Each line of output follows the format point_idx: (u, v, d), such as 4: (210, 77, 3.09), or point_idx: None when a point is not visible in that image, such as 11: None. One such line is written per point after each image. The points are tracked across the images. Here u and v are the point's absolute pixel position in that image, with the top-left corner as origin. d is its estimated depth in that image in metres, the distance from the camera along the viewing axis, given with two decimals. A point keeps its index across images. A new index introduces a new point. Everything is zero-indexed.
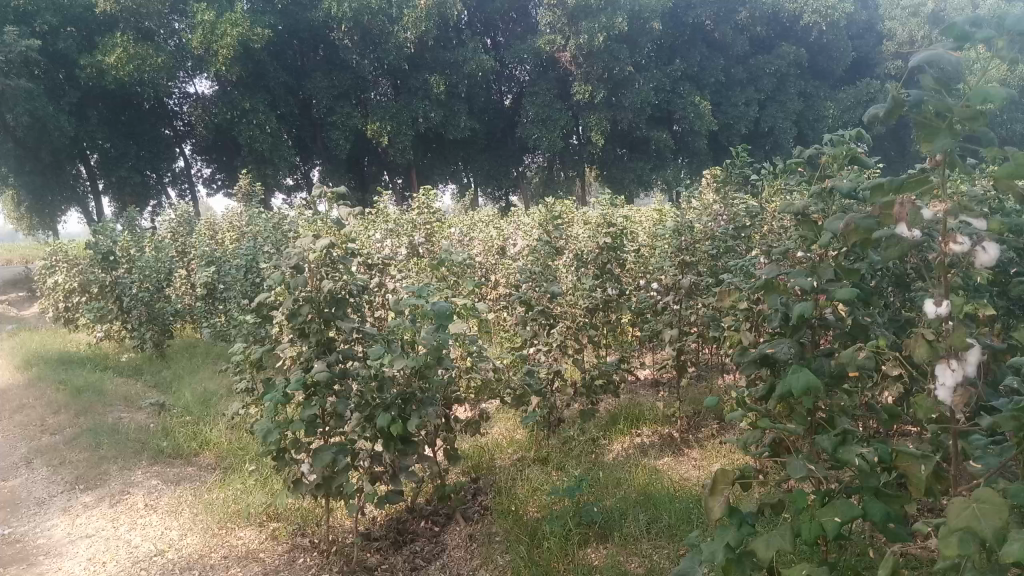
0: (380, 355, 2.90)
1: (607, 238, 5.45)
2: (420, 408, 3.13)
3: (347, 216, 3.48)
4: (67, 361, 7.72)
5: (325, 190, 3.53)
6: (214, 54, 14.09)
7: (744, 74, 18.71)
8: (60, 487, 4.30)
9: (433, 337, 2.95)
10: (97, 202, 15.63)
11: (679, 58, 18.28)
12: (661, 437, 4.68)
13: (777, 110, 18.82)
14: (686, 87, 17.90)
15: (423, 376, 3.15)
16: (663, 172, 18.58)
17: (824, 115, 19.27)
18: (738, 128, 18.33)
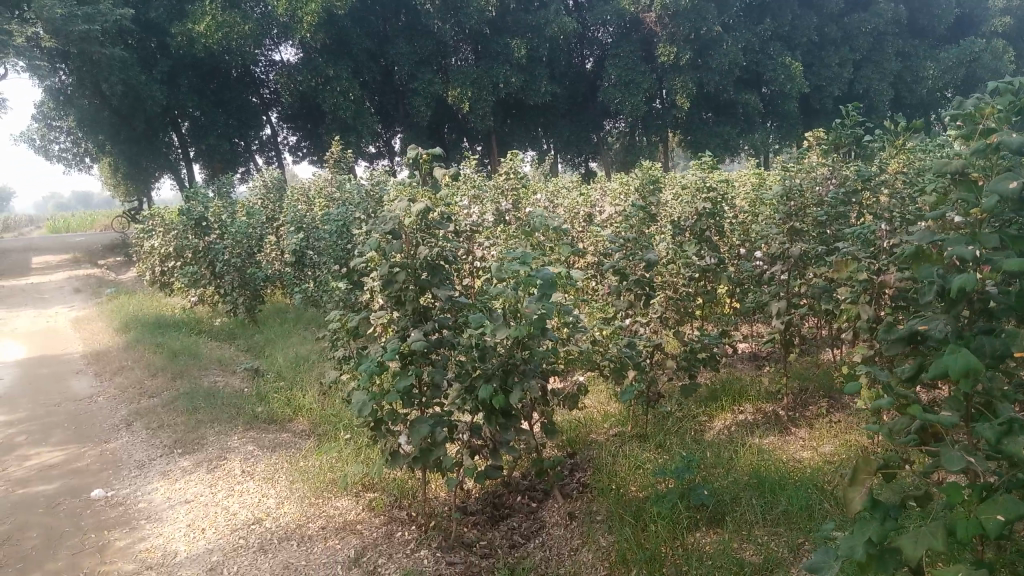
0: (479, 324, 2.75)
1: (706, 204, 5.17)
2: (523, 377, 2.93)
3: (442, 178, 3.34)
4: (164, 324, 7.89)
5: (420, 153, 3.40)
6: (298, 21, 14.20)
7: (838, 33, 17.81)
8: (159, 450, 4.35)
9: (536, 306, 2.77)
10: (188, 169, 16.00)
11: (769, 17, 17.47)
12: (764, 415, 4.46)
13: (872, 70, 17.92)
14: (777, 47, 17.18)
15: (526, 346, 2.95)
16: (750, 136, 17.98)
17: (924, 76, 18.30)
18: (831, 90, 17.61)
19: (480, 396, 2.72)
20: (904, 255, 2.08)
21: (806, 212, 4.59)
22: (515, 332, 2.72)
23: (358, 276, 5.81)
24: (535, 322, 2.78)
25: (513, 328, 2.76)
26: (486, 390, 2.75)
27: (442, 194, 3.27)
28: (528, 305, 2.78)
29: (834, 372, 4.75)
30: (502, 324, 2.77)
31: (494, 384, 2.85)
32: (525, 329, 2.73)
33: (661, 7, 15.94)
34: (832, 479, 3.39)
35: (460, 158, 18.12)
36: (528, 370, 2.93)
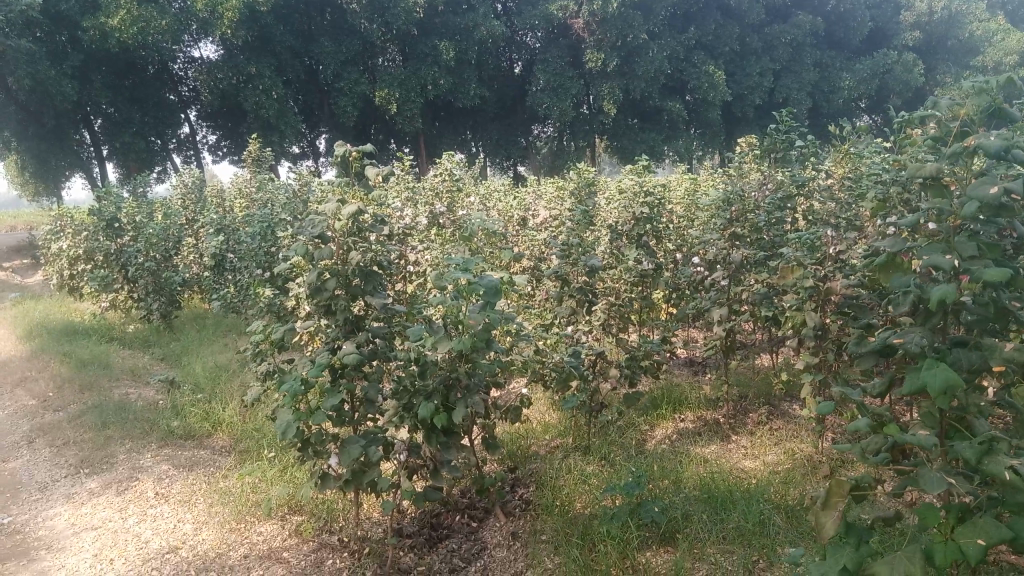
0: (417, 337, 2.53)
1: (644, 209, 5.05)
2: (468, 394, 2.63)
3: (376, 178, 3.10)
4: (72, 331, 7.41)
5: (351, 153, 3.16)
6: (219, 17, 13.71)
7: (759, 43, 18.14)
8: (63, 471, 4.00)
9: (479, 318, 2.55)
10: (101, 168, 15.26)
11: (694, 26, 17.68)
12: (706, 424, 4.36)
13: (792, 80, 18.28)
14: (700, 56, 17.39)
15: (471, 359, 2.65)
16: (674, 143, 18.15)
17: (840, 86, 18.68)
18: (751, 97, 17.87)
19: (418, 415, 2.48)
20: (875, 264, 1.98)
21: (747, 217, 4.44)
22: (457, 347, 2.49)
23: (283, 282, 5.52)
24: (479, 335, 2.56)
25: (456, 341, 2.53)
26: (426, 408, 2.51)
27: (374, 195, 3.04)
28: (470, 315, 2.56)
29: (773, 378, 4.67)
30: (443, 336, 2.54)
31: (435, 402, 2.57)
32: (469, 342, 2.51)
33: (588, 13, 16.01)
34: (782, 494, 3.30)
35: (387, 160, 17.79)
36: (473, 386, 2.64)
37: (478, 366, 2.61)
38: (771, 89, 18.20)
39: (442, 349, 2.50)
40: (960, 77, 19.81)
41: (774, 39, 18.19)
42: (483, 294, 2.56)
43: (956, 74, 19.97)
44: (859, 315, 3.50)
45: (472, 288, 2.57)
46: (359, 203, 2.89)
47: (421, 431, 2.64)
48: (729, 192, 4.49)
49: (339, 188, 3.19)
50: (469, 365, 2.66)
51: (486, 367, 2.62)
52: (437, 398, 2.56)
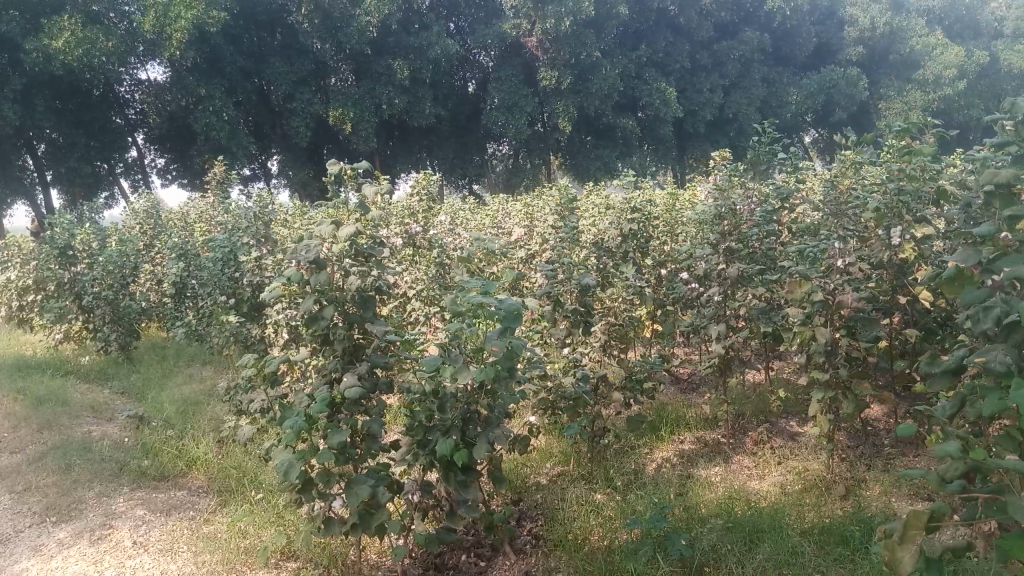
0: (432, 367, 2.32)
1: (633, 224, 4.94)
2: (489, 428, 2.41)
3: (371, 198, 2.83)
4: (24, 365, 7.02)
5: (344, 170, 2.85)
6: (167, 38, 13.36)
7: (708, 60, 18.25)
8: (27, 520, 3.69)
9: (501, 344, 2.35)
10: (46, 194, 14.72)
11: (644, 43, 17.70)
12: (706, 445, 4.22)
13: (741, 95, 18.48)
14: (652, 73, 17.42)
15: (491, 389, 2.44)
16: (628, 158, 18.15)
17: (788, 101, 18.92)
18: (702, 114, 17.94)
19: (438, 453, 2.27)
20: (946, 281, 1.93)
21: (741, 232, 4.27)
22: (480, 377, 2.28)
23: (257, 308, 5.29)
24: (501, 362, 2.35)
25: (476, 371, 2.32)
26: (446, 446, 2.29)
27: (371, 214, 2.77)
28: (490, 343, 2.35)
29: (770, 394, 4.55)
30: (461, 367, 2.33)
31: (455, 437, 2.35)
32: (492, 372, 2.30)
33: (542, 31, 16.02)
34: (801, 518, 3.17)
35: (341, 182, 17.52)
36: (494, 419, 2.43)
37: (502, 397, 2.40)
38: (722, 104, 18.39)
39: (462, 380, 2.29)
40: (902, 91, 20.24)
41: (723, 56, 18.35)
42: (503, 318, 2.35)
43: (898, 87, 20.39)
44: (869, 327, 3.44)
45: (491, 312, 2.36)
46: (355, 225, 2.67)
47: (439, 469, 2.43)
48: (719, 205, 4.32)
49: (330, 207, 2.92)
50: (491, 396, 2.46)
51: (510, 398, 2.41)
52: (457, 433, 2.34)
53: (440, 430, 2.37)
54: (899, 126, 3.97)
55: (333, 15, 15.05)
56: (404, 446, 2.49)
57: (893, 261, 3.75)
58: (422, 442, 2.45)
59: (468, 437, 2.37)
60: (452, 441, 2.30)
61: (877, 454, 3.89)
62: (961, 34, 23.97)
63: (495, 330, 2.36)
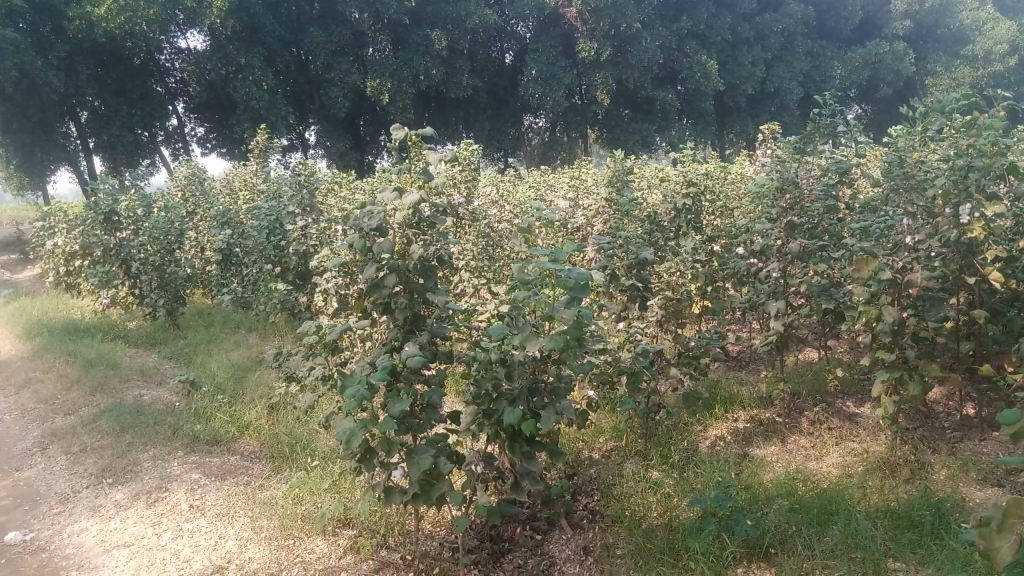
0: (499, 335, 2.25)
1: (687, 198, 4.85)
2: (557, 398, 2.33)
3: (436, 164, 2.74)
4: (73, 329, 7.12)
5: (409, 136, 2.80)
6: (208, 6, 13.35)
7: (751, 33, 17.79)
8: (85, 481, 3.73)
9: (571, 313, 2.26)
10: (89, 161, 14.86)
11: (685, 15, 17.33)
12: (762, 424, 4.16)
13: (784, 69, 18.08)
14: (693, 45, 17.08)
15: (559, 359, 2.36)
16: (667, 132, 17.88)
17: (831, 76, 18.56)
18: (744, 88, 17.61)
19: (506, 422, 2.20)
20: None
21: (803, 205, 4.16)
22: (550, 346, 2.20)
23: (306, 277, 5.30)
24: (569, 330, 2.27)
25: (544, 340, 2.24)
26: (513, 416, 2.22)
27: (436, 181, 2.70)
28: (559, 311, 2.27)
29: (826, 373, 4.47)
30: (530, 335, 2.25)
31: (522, 409, 2.29)
32: (561, 341, 2.21)
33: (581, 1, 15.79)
34: (864, 501, 3.10)
35: (378, 153, 17.49)
36: (561, 390, 2.35)
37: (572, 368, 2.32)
38: (764, 78, 18.02)
39: (531, 349, 2.21)
40: (951, 66, 19.68)
41: (767, 28, 17.91)
42: (571, 286, 2.26)
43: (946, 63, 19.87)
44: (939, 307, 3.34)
45: (560, 279, 2.27)
46: (420, 192, 2.61)
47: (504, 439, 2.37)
48: (783, 177, 4.21)
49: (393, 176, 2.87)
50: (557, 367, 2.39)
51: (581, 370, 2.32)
52: (524, 404, 2.27)
53: (507, 400, 2.31)
54: (969, 100, 3.82)
55: None
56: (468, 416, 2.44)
57: (962, 239, 3.57)
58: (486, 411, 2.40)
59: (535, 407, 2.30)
60: (519, 411, 2.22)
61: (939, 437, 3.80)
62: (1013, 8, 23.23)
63: (563, 299, 2.28)
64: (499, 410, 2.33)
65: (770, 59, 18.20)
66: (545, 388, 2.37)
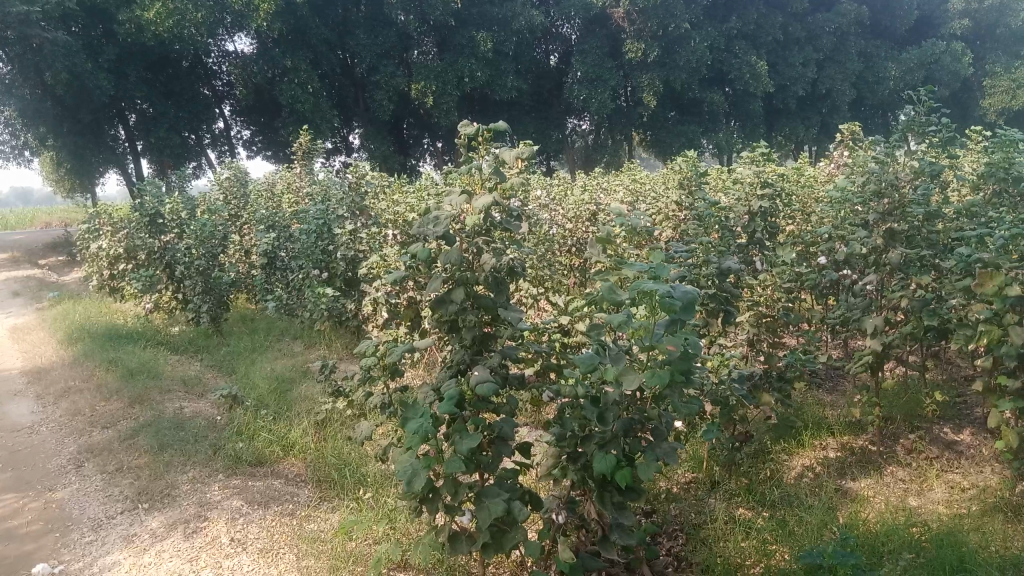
0: (588, 366, 1.91)
1: (763, 201, 4.50)
2: (657, 442, 1.99)
3: (511, 163, 2.37)
4: (116, 334, 6.94)
5: (480, 132, 2.46)
6: (254, 10, 13.20)
7: (802, 33, 17.16)
8: (120, 505, 3.47)
9: (676, 343, 1.92)
10: (137, 164, 14.83)
11: (734, 15, 16.77)
12: (854, 452, 3.78)
13: (836, 70, 17.43)
14: (742, 46, 16.51)
15: (659, 396, 2.02)
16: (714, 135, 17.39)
17: (886, 77, 17.86)
18: (794, 90, 17.03)
19: (596, 471, 1.86)
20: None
21: (905, 210, 3.75)
22: (653, 383, 1.85)
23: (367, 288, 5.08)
24: (673, 362, 1.92)
25: (645, 374, 1.90)
26: (605, 464, 1.88)
27: (511, 181, 2.33)
28: (661, 341, 1.92)
29: (924, 395, 4.04)
30: (627, 368, 1.90)
31: (616, 454, 1.94)
32: (665, 376, 1.87)
33: (629, 2, 15.35)
34: (991, 552, 2.71)
35: (421, 155, 17.29)
36: (662, 432, 2.01)
37: (678, 409, 1.97)
38: (814, 79, 17.42)
39: (630, 385, 1.86)
40: (1009, 67, 18.88)
41: (818, 28, 17.29)
42: (676, 309, 1.91)
43: (1004, 63, 19.01)
44: None
45: (663, 302, 1.92)
46: (492, 195, 2.26)
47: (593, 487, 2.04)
48: (881, 180, 3.84)
49: (462, 176, 2.53)
50: (657, 405, 2.06)
51: (687, 411, 1.97)
52: (617, 448, 1.93)
53: (597, 441, 1.97)
54: None
55: None
56: (551, 457, 2.11)
57: None
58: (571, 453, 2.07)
59: (634, 452, 1.96)
60: (612, 458, 1.88)
61: None
62: None
63: (665, 323, 1.93)
64: (587, 454, 2.00)
65: (822, 59, 17.58)
66: (641, 429, 2.03)
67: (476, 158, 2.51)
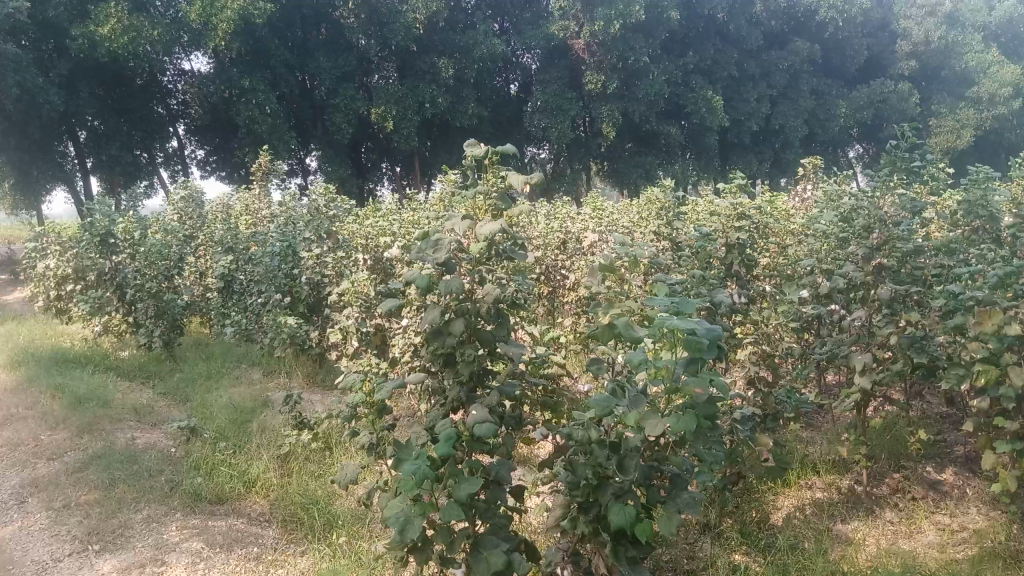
0: (605, 408, 1.81)
1: (744, 233, 4.43)
2: (676, 492, 1.91)
3: (518, 191, 2.27)
4: (62, 358, 6.58)
5: (486, 155, 2.35)
6: (213, 29, 12.94)
7: (757, 69, 17.41)
8: (68, 546, 3.21)
9: (701, 385, 1.83)
10: (86, 181, 14.31)
11: (691, 50, 16.98)
12: (842, 492, 3.67)
13: (788, 107, 17.68)
14: (699, 80, 16.67)
15: (680, 442, 1.94)
16: (670, 167, 17.52)
17: (837, 113, 18.11)
18: (749, 125, 17.22)
19: (614, 525, 1.77)
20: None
21: (894, 246, 3.70)
22: (677, 429, 1.76)
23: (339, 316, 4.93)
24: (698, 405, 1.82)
25: (667, 419, 1.81)
26: (624, 516, 1.79)
27: (518, 208, 2.22)
28: (685, 384, 1.82)
29: (908, 434, 3.97)
30: (650, 413, 1.81)
31: (634, 505, 1.85)
32: (691, 423, 1.77)
33: (590, 33, 15.39)
34: None
35: (379, 180, 17.09)
36: (681, 481, 1.93)
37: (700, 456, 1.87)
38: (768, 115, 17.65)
39: (654, 432, 1.76)
40: (954, 108, 19.39)
41: (771, 66, 17.52)
42: (700, 350, 1.81)
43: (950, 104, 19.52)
44: None
45: (687, 341, 1.82)
46: (498, 222, 2.14)
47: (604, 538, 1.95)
48: (869, 214, 3.79)
49: (463, 202, 2.41)
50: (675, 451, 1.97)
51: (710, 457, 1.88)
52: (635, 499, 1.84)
53: (612, 491, 1.88)
54: None
55: (380, 11, 14.61)
56: (559, 505, 2.02)
57: None
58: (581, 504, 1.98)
59: (652, 502, 1.88)
60: (631, 510, 1.79)
61: None
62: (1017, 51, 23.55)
63: (686, 363, 1.83)
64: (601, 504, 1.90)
65: (775, 95, 17.82)
66: (659, 477, 1.95)
67: (479, 183, 2.40)
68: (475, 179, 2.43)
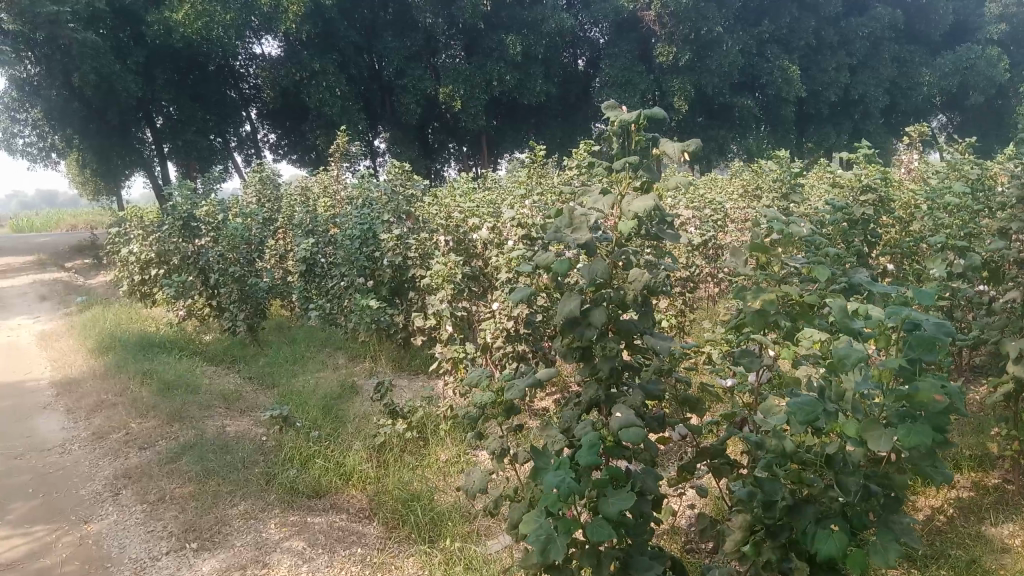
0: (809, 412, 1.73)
1: (869, 208, 4.07)
2: (889, 516, 1.81)
3: (675, 160, 1.99)
4: (148, 342, 6.56)
5: (636, 120, 2.09)
6: (282, 11, 12.85)
7: (836, 37, 16.55)
8: (165, 543, 3.08)
9: (936, 390, 1.64)
10: (164, 167, 14.36)
11: (767, 18, 16.24)
12: (992, 491, 3.32)
13: (869, 76, 16.82)
14: (774, 50, 15.98)
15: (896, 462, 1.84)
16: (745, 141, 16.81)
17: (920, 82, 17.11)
18: (827, 95, 16.48)
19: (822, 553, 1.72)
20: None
21: None
22: (906, 441, 1.62)
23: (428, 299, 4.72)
24: (926, 414, 1.66)
25: (893, 431, 1.68)
26: (831, 545, 1.73)
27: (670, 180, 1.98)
28: (919, 389, 1.65)
29: None
30: (871, 425, 1.71)
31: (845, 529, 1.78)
32: (924, 438, 1.61)
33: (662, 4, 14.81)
34: None
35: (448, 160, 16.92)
36: (894, 505, 1.82)
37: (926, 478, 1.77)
38: (848, 84, 16.79)
39: (881, 448, 1.66)
40: None
41: (852, 33, 16.61)
42: (922, 342, 1.69)
43: None
44: None
45: (915, 337, 1.70)
46: (650, 197, 1.90)
47: (796, 565, 1.91)
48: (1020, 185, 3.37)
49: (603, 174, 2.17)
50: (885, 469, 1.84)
51: (938, 480, 1.77)
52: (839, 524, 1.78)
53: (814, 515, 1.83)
54: None
55: None
56: (739, 529, 2.00)
57: None
58: (769, 529, 1.96)
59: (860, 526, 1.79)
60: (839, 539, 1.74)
61: None
62: None
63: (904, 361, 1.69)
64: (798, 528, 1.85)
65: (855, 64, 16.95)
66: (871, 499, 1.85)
67: (624, 153, 2.14)
68: (618, 147, 2.17)
